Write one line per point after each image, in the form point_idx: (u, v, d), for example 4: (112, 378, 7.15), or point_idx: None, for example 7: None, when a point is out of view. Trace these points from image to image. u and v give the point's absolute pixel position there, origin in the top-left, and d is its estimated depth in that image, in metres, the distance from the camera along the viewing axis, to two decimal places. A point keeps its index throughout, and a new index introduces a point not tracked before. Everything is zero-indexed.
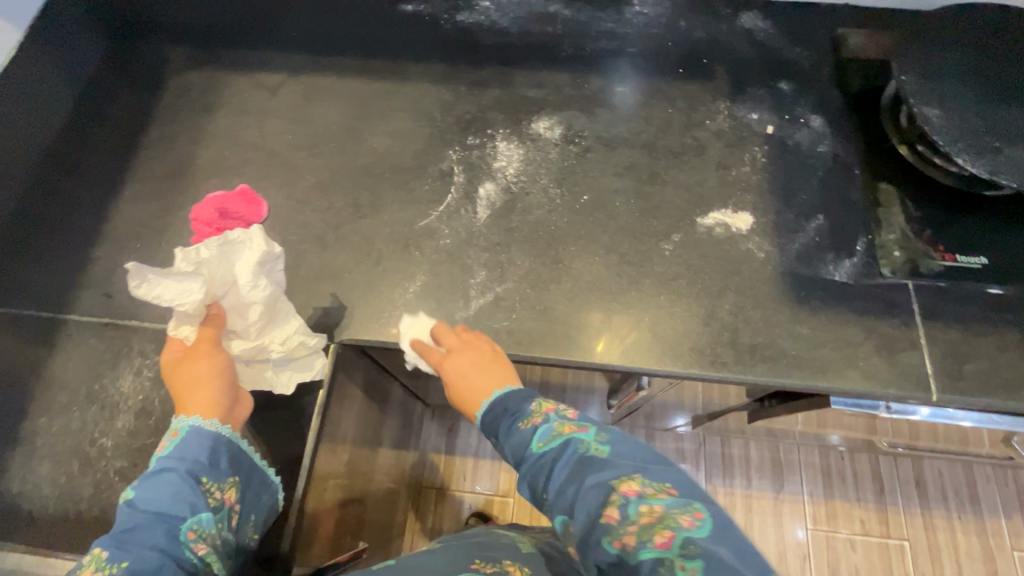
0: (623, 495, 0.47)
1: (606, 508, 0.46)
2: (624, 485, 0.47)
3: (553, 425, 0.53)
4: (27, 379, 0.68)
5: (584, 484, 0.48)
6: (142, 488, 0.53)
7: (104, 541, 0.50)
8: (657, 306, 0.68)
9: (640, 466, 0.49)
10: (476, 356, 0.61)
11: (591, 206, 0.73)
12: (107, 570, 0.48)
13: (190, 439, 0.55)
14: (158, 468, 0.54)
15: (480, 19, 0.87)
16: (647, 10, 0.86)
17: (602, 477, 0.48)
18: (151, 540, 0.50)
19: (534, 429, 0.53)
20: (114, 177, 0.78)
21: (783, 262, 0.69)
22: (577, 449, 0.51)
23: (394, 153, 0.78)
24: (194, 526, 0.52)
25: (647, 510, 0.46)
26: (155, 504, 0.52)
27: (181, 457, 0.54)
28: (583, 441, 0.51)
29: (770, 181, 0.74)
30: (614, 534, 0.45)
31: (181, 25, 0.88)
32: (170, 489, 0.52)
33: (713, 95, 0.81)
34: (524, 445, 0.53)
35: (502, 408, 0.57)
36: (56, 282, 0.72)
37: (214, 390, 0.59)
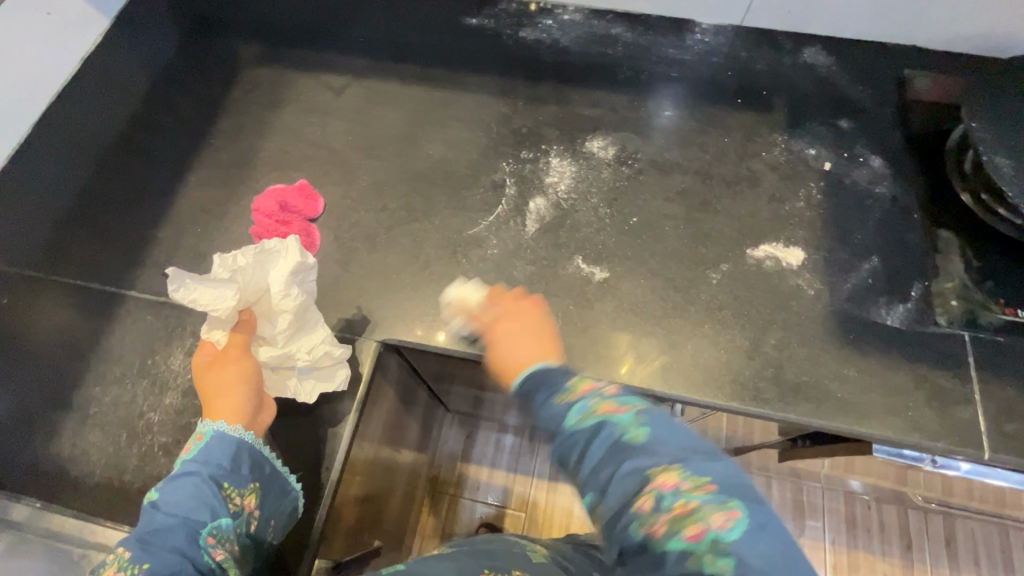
0: (658, 486, 0.42)
1: (639, 497, 0.42)
2: (661, 476, 0.42)
3: (590, 403, 0.47)
4: (85, 349, 0.71)
5: (619, 468, 0.44)
6: (166, 490, 0.54)
7: (129, 540, 0.52)
8: (700, 334, 0.67)
9: (680, 454, 0.43)
10: (522, 326, 0.59)
11: (639, 228, 0.73)
12: (129, 570, 0.49)
13: (215, 445, 0.56)
14: (183, 471, 0.55)
15: (542, 36, 0.88)
16: (708, 38, 0.87)
17: (637, 464, 0.43)
18: (173, 542, 0.52)
19: (567, 404, 0.47)
20: (182, 163, 0.82)
21: (833, 302, 0.68)
22: (613, 429, 0.45)
23: (449, 161, 0.79)
24: (213, 532, 0.53)
25: (683, 505, 0.41)
26: (178, 507, 0.53)
27: (205, 462, 0.56)
28: (621, 422, 0.45)
29: (824, 218, 0.73)
30: (643, 522, 0.42)
31: (255, 23, 0.92)
32: (192, 493, 0.54)
33: (770, 127, 0.81)
34: (556, 419, 0.47)
35: (547, 375, 0.50)
36: (121, 258, 0.76)
37: (241, 395, 0.60)
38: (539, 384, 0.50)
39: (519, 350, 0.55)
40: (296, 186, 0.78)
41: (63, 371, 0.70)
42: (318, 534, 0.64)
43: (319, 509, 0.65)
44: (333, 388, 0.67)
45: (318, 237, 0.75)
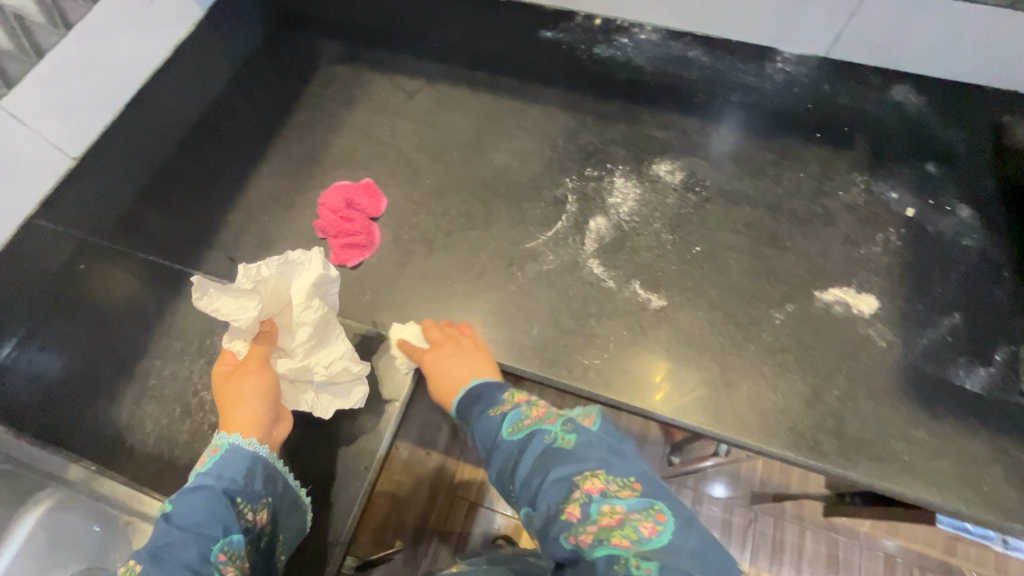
0: (586, 493, 0.48)
1: (569, 504, 0.48)
2: (588, 484, 0.49)
3: (521, 411, 0.57)
4: (150, 321, 0.74)
5: (549, 477, 0.51)
6: (178, 503, 0.53)
7: (139, 554, 0.51)
8: (758, 375, 0.64)
9: (604, 463, 0.51)
10: (454, 352, 0.64)
11: (702, 258, 0.71)
12: None
13: (229, 457, 0.56)
14: (196, 483, 0.54)
15: (616, 54, 0.87)
16: (790, 68, 0.84)
17: (565, 472, 0.50)
18: (184, 558, 0.50)
19: (502, 417, 0.57)
20: (256, 151, 0.85)
21: (906, 357, 0.64)
22: (543, 441, 0.53)
23: (513, 171, 0.79)
24: (224, 549, 0.51)
25: (608, 511, 0.47)
26: (189, 521, 0.51)
27: (218, 475, 0.54)
28: (549, 431, 0.54)
29: (902, 266, 0.69)
30: (571, 531, 0.47)
31: (336, 22, 0.94)
32: (204, 508, 0.52)
33: (850, 165, 0.77)
34: (493, 431, 0.57)
35: (489, 389, 0.61)
36: (191, 238, 0.79)
37: (255, 406, 0.59)
38: (475, 397, 0.60)
39: (457, 369, 0.63)
40: (362, 184, 0.79)
41: (128, 341, 0.73)
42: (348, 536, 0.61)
43: (352, 510, 0.63)
44: (351, 406, 0.65)
45: (378, 236, 0.76)
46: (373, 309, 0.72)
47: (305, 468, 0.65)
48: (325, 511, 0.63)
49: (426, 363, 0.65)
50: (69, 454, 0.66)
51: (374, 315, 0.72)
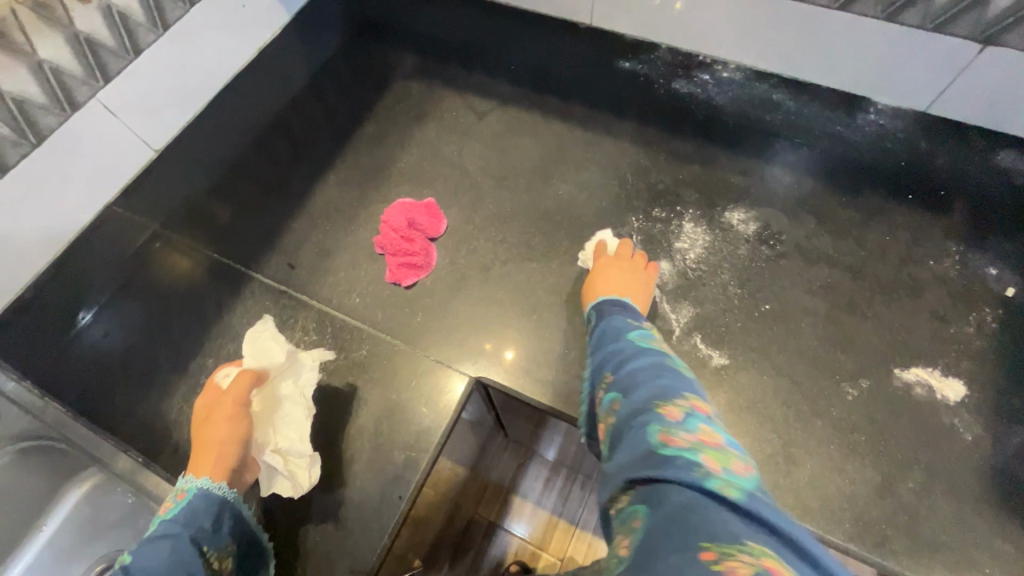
0: (693, 411, 0.43)
1: (672, 408, 0.43)
2: (700, 406, 0.44)
3: (661, 350, 0.53)
4: (206, 318, 0.75)
5: (662, 387, 0.46)
6: (138, 554, 0.48)
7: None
8: (824, 455, 0.59)
9: (715, 413, 0.45)
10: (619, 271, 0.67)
11: (772, 318, 0.67)
12: None
13: (200, 502, 0.52)
14: (160, 531, 0.49)
15: (695, 91, 0.85)
16: (884, 120, 0.79)
17: (679, 392, 0.46)
18: None
19: (641, 335, 0.55)
20: (325, 158, 0.86)
21: (994, 455, 0.58)
22: (665, 357, 0.52)
23: (579, 204, 0.77)
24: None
25: (709, 434, 0.40)
26: (152, 572, 0.46)
27: (191, 522, 0.50)
28: (676, 367, 0.50)
29: (997, 352, 0.63)
30: (666, 428, 0.41)
31: (417, 36, 0.95)
32: (170, 556, 0.47)
33: (945, 234, 0.71)
34: (630, 345, 0.54)
35: (637, 316, 0.61)
36: (255, 239, 0.80)
37: (224, 440, 0.55)
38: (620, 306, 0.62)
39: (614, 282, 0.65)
40: (424, 203, 0.78)
41: (183, 335, 0.74)
42: (376, 565, 0.60)
43: (382, 539, 0.61)
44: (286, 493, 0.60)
45: (435, 257, 0.75)
46: (423, 333, 0.71)
47: (340, 490, 0.64)
48: (356, 537, 0.61)
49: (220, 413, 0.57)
50: (115, 443, 0.67)
51: (423, 339, 0.71)
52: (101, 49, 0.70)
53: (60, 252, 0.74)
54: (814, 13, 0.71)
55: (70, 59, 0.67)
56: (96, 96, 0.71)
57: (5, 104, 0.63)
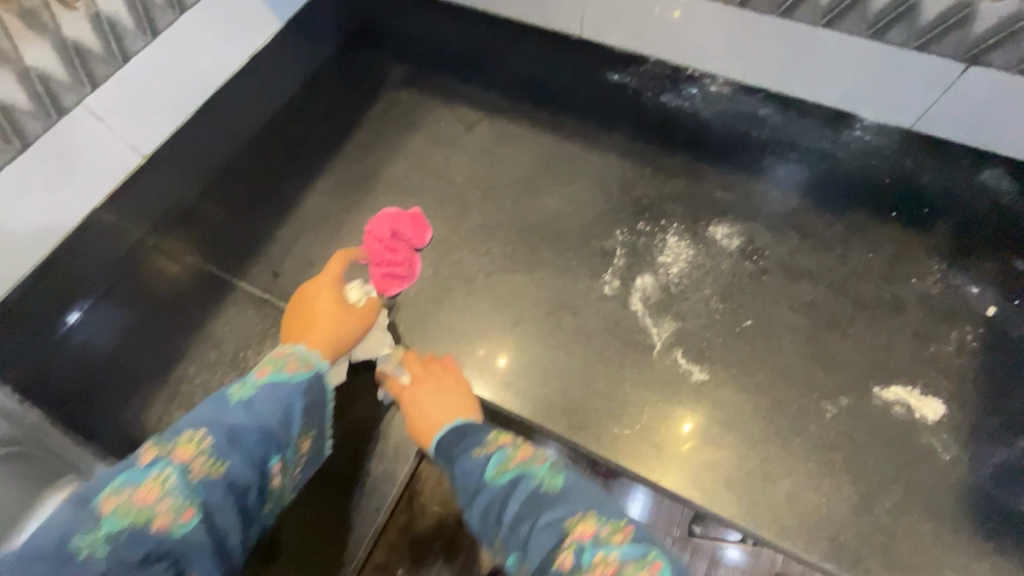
0: (577, 536, 0.43)
1: (560, 551, 0.43)
2: (581, 526, 0.44)
3: (508, 452, 0.50)
4: (189, 325, 0.75)
5: (537, 520, 0.45)
6: (263, 393, 0.51)
7: (209, 428, 0.47)
8: (802, 473, 0.59)
9: (596, 507, 0.46)
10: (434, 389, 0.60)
11: (753, 333, 0.67)
12: (209, 465, 0.45)
13: (315, 383, 0.55)
14: (287, 384, 0.53)
15: (683, 104, 0.86)
16: (869, 137, 0.80)
17: (556, 514, 0.45)
18: (250, 453, 0.47)
19: (487, 458, 0.50)
20: (313, 166, 0.86)
21: (972, 476, 0.58)
22: (527, 475, 0.48)
23: (564, 216, 0.77)
24: (281, 462, 0.50)
25: (601, 558, 0.42)
26: (267, 417, 0.50)
27: (305, 395, 0.53)
28: (536, 473, 0.48)
29: (978, 372, 0.63)
30: None
31: (408, 45, 0.96)
32: (283, 413, 0.51)
33: (927, 251, 0.71)
34: (475, 474, 0.49)
35: (471, 429, 0.54)
36: (240, 246, 0.80)
37: (346, 335, 0.63)
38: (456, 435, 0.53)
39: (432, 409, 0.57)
40: (410, 213, 0.78)
41: (165, 342, 0.74)
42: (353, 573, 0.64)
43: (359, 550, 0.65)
44: None
45: (419, 268, 0.75)
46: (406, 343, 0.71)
47: None
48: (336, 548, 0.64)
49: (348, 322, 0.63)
50: (95, 450, 0.67)
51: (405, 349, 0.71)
52: (88, 56, 0.70)
53: (46, 254, 0.73)
54: (801, 28, 0.72)
55: (57, 67, 0.67)
56: (82, 102, 0.72)
57: None
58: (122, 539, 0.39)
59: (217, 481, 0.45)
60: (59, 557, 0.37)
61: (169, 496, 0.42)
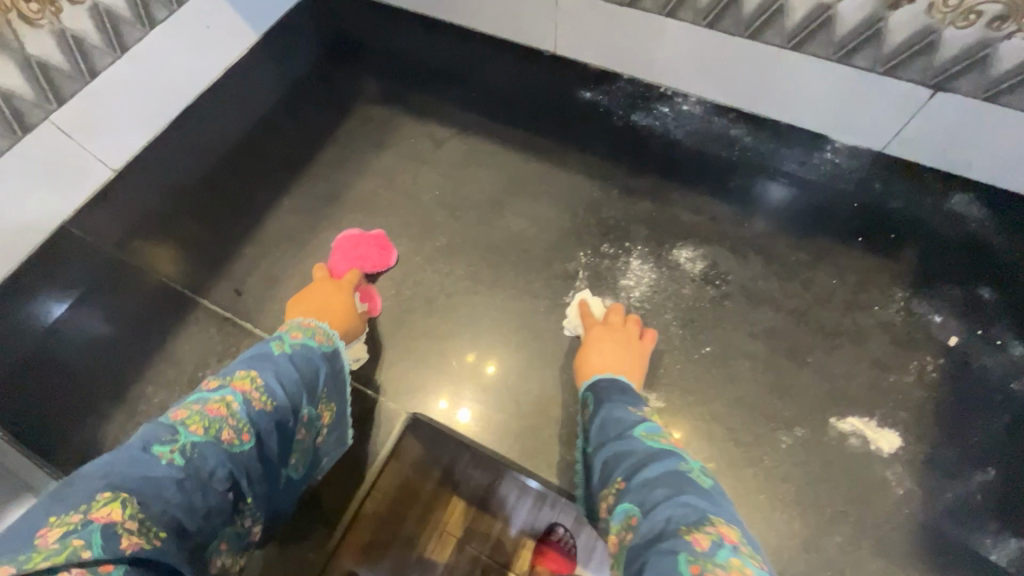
0: (720, 535, 0.36)
1: (695, 533, 0.36)
2: (724, 529, 0.37)
3: (665, 433, 0.49)
4: (150, 342, 0.74)
5: (676, 496, 0.40)
6: (299, 350, 0.52)
7: (260, 369, 0.48)
8: (753, 505, 0.59)
9: (738, 525, 0.39)
10: (616, 344, 0.63)
11: (711, 360, 0.66)
12: (262, 397, 0.46)
13: (334, 357, 0.56)
14: (317, 348, 0.54)
15: (654, 123, 0.85)
16: (840, 159, 0.79)
17: (699, 502, 0.40)
18: (293, 397, 0.49)
19: (644, 421, 0.50)
20: (282, 182, 0.86)
21: (924, 511, 0.58)
22: (680, 459, 0.45)
23: (529, 238, 0.77)
24: (310, 414, 0.52)
25: (739, 565, 0.34)
26: (305, 370, 0.51)
27: (329, 363, 0.55)
28: (689, 463, 0.45)
29: (936, 404, 0.63)
30: (693, 555, 0.34)
31: (381, 61, 0.95)
32: (315, 371, 0.52)
33: (893, 278, 0.71)
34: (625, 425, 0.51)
35: (634, 393, 0.56)
36: (205, 263, 0.80)
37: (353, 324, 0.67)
38: (618, 389, 0.57)
39: (602, 358, 0.62)
40: (373, 235, 0.78)
41: (124, 359, 0.73)
42: None
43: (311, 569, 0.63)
44: None
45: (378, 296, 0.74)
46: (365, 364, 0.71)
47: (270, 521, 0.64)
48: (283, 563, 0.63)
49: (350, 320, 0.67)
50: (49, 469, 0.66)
51: (364, 371, 0.70)
52: (53, 72, 0.70)
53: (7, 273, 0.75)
54: (770, 50, 0.72)
55: (20, 83, 0.67)
56: (48, 118, 0.72)
57: None
58: (194, 452, 0.41)
59: (269, 416, 0.46)
60: (141, 461, 0.39)
61: (232, 421, 0.44)
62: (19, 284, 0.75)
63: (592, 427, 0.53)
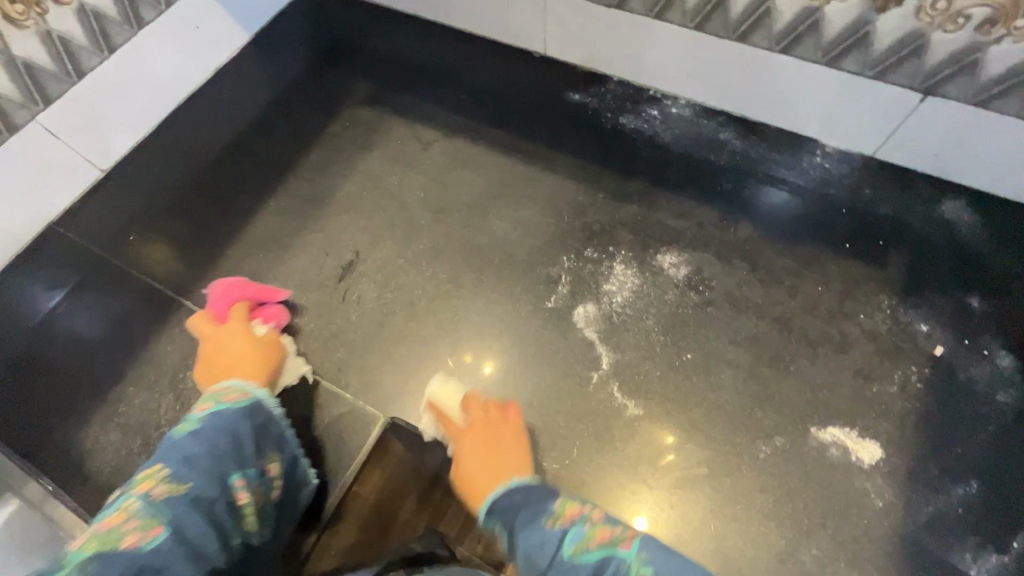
0: None
1: None
2: None
3: (585, 529, 0.50)
4: (133, 342, 0.74)
5: None
6: (205, 423, 0.55)
7: (165, 462, 0.52)
8: (730, 516, 0.58)
9: None
10: (480, 441, 0.61)
11: (692, 367, 0.66)
12: (167, 486, 0.50)
13: (257, 409, 0.58)
14: (223, 413, 0.56)
15: (642, 126, 0.84)
16: (829, 164, 0.78)
17: None
18: (206, 470, 0.51)
19: (563, 535, 0.50)
20: (268, 184, 0.86)
21: (904, 525, 0.57)
22: (613, 555, 0.48)
23: (512, 242, 0.77)
24: (246, 478, 0.53)
25: None
26: (213, 439, 0.53)
27: (248, 417, 0.57)
28: (623, 556, 0.48)
29: (920, 414, 0.62)
30: None
31: (370, 62, 0.95)
32: (228, 436, 0.54)
33: (880, 286, 0.69)
34: (550, 549, 0.49)
35: (539, 495, 0.54)
36: (190, 264, 0.80)
37: (268, 367, 0.65)
38: (524, 504, 0.53)
39: (481, 469, 0.59)
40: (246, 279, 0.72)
41: (107, 359, 0.73)
42: None
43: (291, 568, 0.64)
44: None
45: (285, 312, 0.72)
46: (345, 367, 0.70)
47: None
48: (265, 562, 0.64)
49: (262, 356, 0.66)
50: (28, 469, 0.66)
51: (344, 374, 0.70)
52: (39, 73, 0.70)
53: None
54: (758, 54, 0.71)
55: (6, 84, 0.68)
56: (34, 119, 0.72)
57: None
58: (92, 566, 0.43)
59: (180, 500, 0.49)
60: None
61: (133, 519, 0.47)
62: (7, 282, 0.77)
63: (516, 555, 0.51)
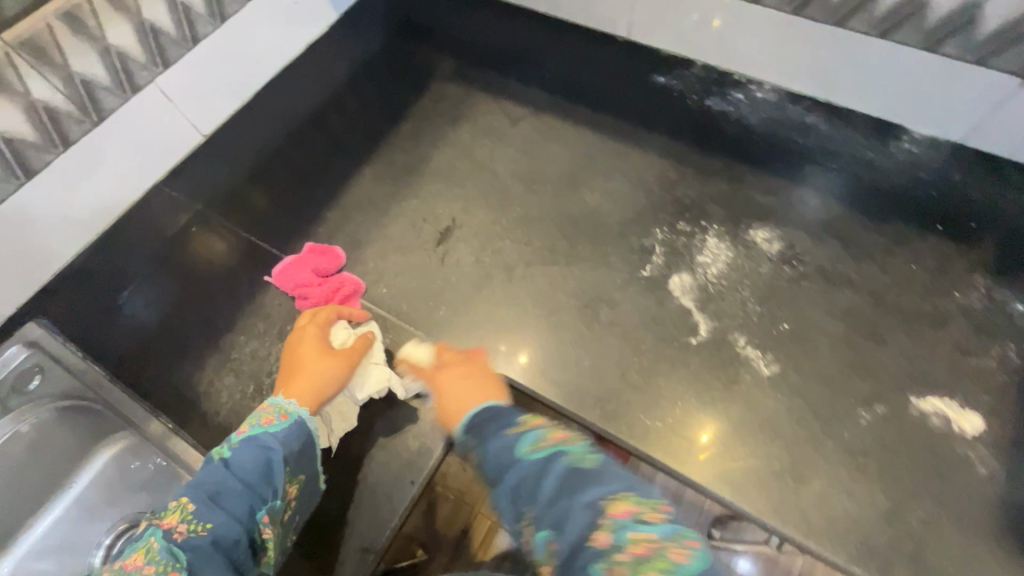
0: (614, 516, 0.42)
1: (597, 531, 0.41)
2: (616, 507, 0.42)
3: (542, 433, 0.47)
4: (241, 295, 0.77)
5: (573, 499, 0.43)
6: (236, 452, 0.54)
7: (192, 495, 0.52)
8: (833, 475, 0.60)
9: (630, 484, 0.44)
10: (461, 373, 0.56)
11: (789, 337, 0.67)
12: (192, 525, 0.50)
13: (294, 431, 0.56)
14: (256, 439, 0.55)
15: (728, 109, 0.86)
16: (917, 149, 0.79)
17: (593, 497, 0.43)
18: (235, 508, 0.51)
19: (518, 434, 0.47)
20: (361, 152, 0.89)
21: (1008, 492, 0.58)
22: (564, 458, 0.45)
23: (605, 212, 0.79)
24: (270, 512, 0.53)
25: (641, 540, 0.41)
26: (244, 474, 0.53)
27: (283, 445, 0.55)
28: (571, 452, 0.46)
29: (1019, 389, 0.63)
30: (607, 561, 0.40)
31: (456, 41, 0.98)
32: (257, 468, 0.53)
33: (973, 266, 0.71)
34: (507, 451, 0.46)
35: (501, 407, 0.50)
36: (290, 225, 0.83)
37: (328, 378, 0.61)
38: (490, 415, 0.49)
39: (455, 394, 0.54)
40: (307, 249, 0.78)
41: (217, 310, 0.76)
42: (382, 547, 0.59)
43: (392, 521, 0.60)
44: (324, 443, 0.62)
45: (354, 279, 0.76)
46: (445, 326, 0.73)
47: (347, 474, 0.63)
48: (353, 514, 0.61)
49: (330, 365, 0.61)
50: (148, 409, 0.70)
51: (444, 332, 0.72)
52: (163, 37, 0.73)
53: (98, 235, 0.79)
54: (855, 37, 0.73)
55: (135, 45, 0.71)
56: (155, 81, 0.75)
57: (75, 84, 0.67)
58: None
59: (200, 542, 0.49)
60: None
61: (154, 563, 0.48)
62: (91, 266, 0.78)
63: (482, 466, 0.48)
